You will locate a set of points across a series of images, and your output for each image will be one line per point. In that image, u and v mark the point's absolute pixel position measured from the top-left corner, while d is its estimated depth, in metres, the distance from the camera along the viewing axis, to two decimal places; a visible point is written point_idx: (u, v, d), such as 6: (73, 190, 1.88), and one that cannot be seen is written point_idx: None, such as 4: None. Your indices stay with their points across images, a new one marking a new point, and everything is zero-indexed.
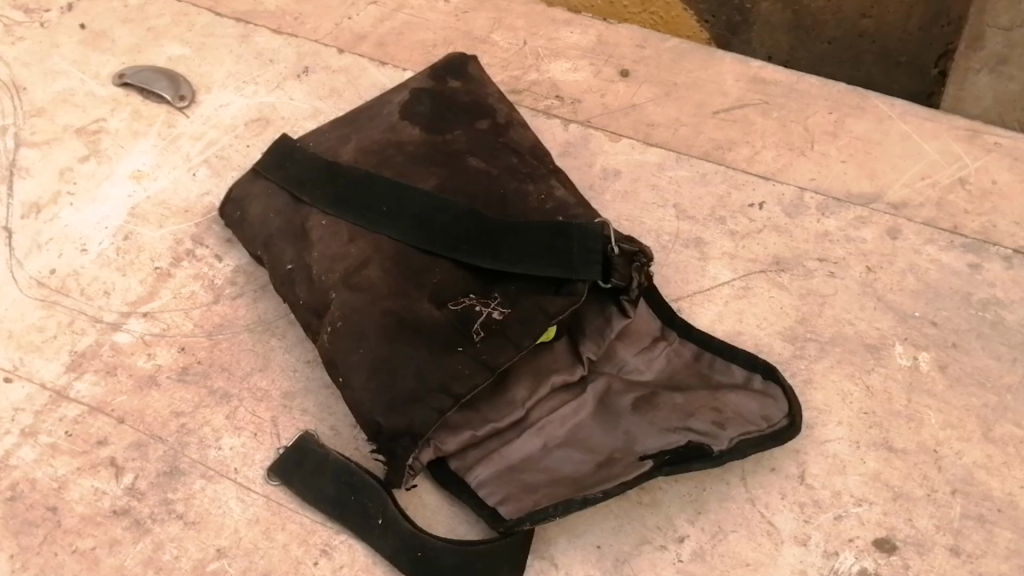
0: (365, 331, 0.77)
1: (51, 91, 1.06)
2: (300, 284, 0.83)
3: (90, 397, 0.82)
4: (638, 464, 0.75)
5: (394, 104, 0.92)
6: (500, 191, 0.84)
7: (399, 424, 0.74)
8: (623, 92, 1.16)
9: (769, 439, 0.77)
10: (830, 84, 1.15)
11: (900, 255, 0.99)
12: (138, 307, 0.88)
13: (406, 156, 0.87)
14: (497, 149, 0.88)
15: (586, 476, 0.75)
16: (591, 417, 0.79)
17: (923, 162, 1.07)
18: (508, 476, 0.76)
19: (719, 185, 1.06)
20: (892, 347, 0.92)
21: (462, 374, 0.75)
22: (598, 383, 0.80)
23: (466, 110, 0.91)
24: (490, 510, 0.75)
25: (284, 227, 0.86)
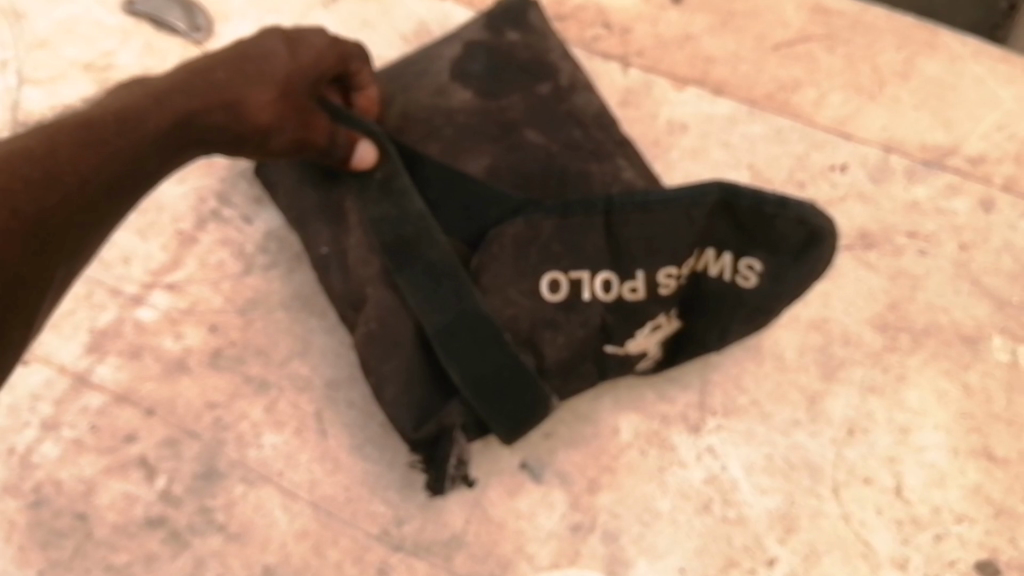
0: (402, 338, 0.70)
1: (55, 19, 0.95)
2: (336, 269, 0.75)
3: (115, 383, 0.74)
4: (591, 216, 0.70)
5: (444, 60, 0.82)
6: (559, 169, 0.76)
7: (431, 432, 0.70)
8: (677, 22, 1.03)
9: (775, 205, 0.66)
10: (896, 16, 1.03)
11: (995, 231, 0.90)
12: (162, 277, 0.78)
13: (455, 127, 0.78)
14: (559, 121, 0.79)
15: (528, 248, 0.71)
16: (581, 274, 0.71)
17: (1000, 111, 0.97)
18: (483, 329, 0.68)
19: (796, 144, 0.96)
20: (990, 339, 0.84)
21: (449, 303, 0.68)
22: (606, 275, 0.70)
23: (526, 68, 0.81)
24: (456, 356, 0.68)
25: (320, 200, 0.75)
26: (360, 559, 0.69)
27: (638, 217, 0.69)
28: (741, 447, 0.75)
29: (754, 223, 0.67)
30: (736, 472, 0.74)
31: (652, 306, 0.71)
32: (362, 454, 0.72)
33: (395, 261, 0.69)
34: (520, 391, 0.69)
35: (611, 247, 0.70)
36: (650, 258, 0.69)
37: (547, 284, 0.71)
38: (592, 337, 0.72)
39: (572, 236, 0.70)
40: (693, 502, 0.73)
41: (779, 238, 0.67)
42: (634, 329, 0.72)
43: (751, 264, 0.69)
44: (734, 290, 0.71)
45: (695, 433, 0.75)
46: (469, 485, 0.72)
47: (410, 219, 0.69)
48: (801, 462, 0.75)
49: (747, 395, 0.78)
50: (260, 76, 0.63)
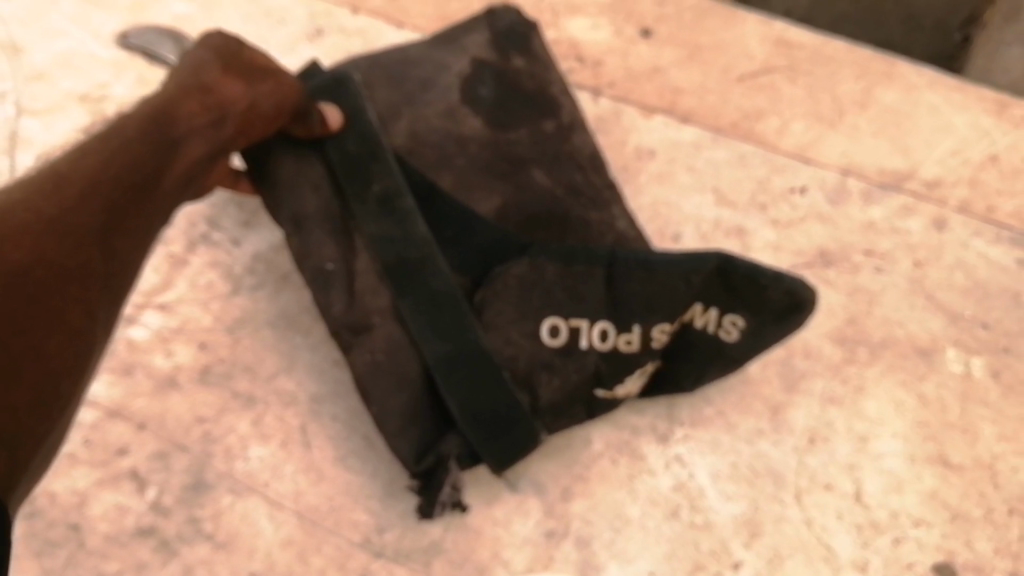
0: (409, 373, 0.72)
1: (52, 53, 0.98)
2: (337, 289, 0.74)
3: (108, 398, 0.76)
4: (595, 269, 0.74)
5: (453, 74, 0.84)
6: (563, 213, 0.80)
7: (431, 461, 0.72)
8: (645, 56, 1.08)
9: (772, 276, 0.73)
10: (855, 48, 1.09)
11: (947, 249, 0.95)
12: (153, 298, 0.81)
13: (468, 158, 0.81)
14: (561, 161, 0.83)
15: (531, 294, 0.74)
16: (580, 322, 0.74)
17: (954, 137, 1.03)
18: (484, 366, 0.71)
19: (758, 168, 1.00)
20: (943, 351, 0.89)
21: (452, 335, 0.71)
22: (603, 325, 0.74)
23: (531, 103, 0.85)
24: (456, 389, 0.71)
25: (324, 208, 0.75)
26: (343, 566, 0.72)
27: (641, 275, 0.73)
28: (708, 456, 0.78)
29: (749, 290, 0.74)
30: (703, 479, 0.77)
31: (643, 357, 0.75)
32: (344, 462, 0.75)
33: (400, 286, 0.73)
34: (516, 426, 0.72)
35: (610, 299, 0.74)
36: (651, 312, 0.73)
37: (547, 330, 0.73)
38: (585, 383, 0.75)
39: (575, 285, 0.74)
40: (662, 509, 0.76)
41: (765, 304, 0.74)
42: (624, 375, 0.75)
43: (735, 321, 0.75)
44: (715, 343, 0.76)
45: (663, 443, 0.79)
46: (461, 512, 0.74)
47: (415, 242, 0.73)
48: (765, 469, 0.78)
49: (713, 406, 0.81)
50: (198, 72, 0.64)
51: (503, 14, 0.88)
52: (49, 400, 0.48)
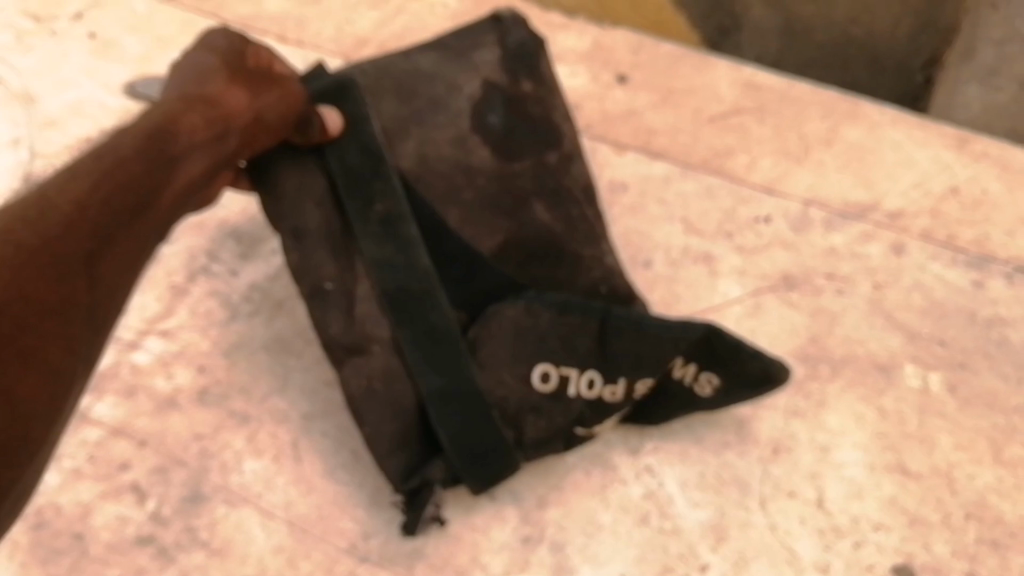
0: (404, 402, 0.76)
1: (64, 102, 1.05)
2: (335, 308, 0.76)
3: (112, 418, 0.81)
4: (588, 322, 0.78)
5: (464, 99, 0.77)
6: (558, 249, 0.79)
7: (416, 480, 0.77)
8: (621, 99, 1.14)
9: (755, 355, 0.78)
10: (822, 89, 1.15)
11: (906, 272, 1.01)
12: (155, 325, 0.85)
13: (476, 194, 0.77)
14: (562, 194, 0.80)
15: (525, 343, 0.77)
16: (570, 372, 0.78)
17: (916, 171, 1.08)
18: (473, 404, 0.76)
19: (725, 199, 1.06)
20: (902, 367, 0.93)
21: (446, 370, 0.76)
22: (591, 374, 0.78)
23: (538, 131, 0.79)
24: (448, 423, 0.76)
25: (324, 224, 0.74)
26: (331, 571, 0.75)
27: (633, 335, 0.77)
28: (676, 466, 0.83)
29: (729, 358, 0.78)
30: (672, 488, 0.82)
31: (623, 406, 0.79)
32: (332, 475, 0.79)
33: (399, 316, 0.75)
34: (496, 459, 0.77)
35: (600, 351, 0.78)
36: (637, 370, 0.77)
37: (538, 374, 0.77)
38: (567, 423, 0.79)
39: (569, 335, 0.77)
40: (632, 515, 0.80)
41: (742, 373, 0.79)
42: (603, 418, 0.80)
43: (711, 379, 0.80)
44: (689, 395, 0.81)
45: (634, 455, 0.83)
46: (441, 525, 0.78)
47: (416, 274, 0.74)
48: (731, 478, 0.83)
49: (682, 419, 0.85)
50: (197, 87, 0.63)
51: (518, 26, 0.79)
52: (12, 445, 0.46)
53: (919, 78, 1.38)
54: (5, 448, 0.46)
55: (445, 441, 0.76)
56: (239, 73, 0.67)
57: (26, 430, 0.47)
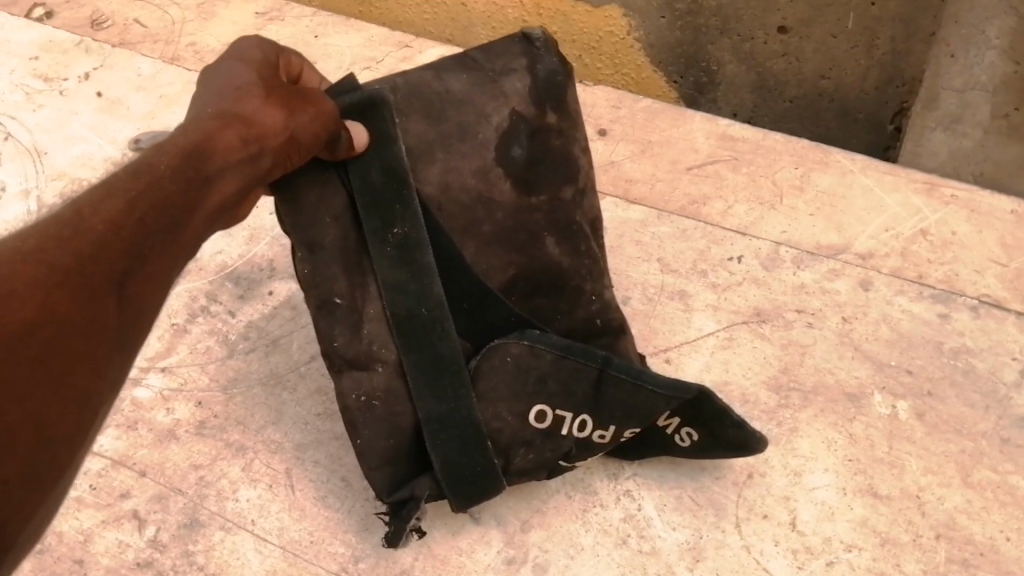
0: (401, 423, 0.79)
1: (71, 156, 1.20)
2: (342, 322, 0.76)
3: (114, 450, 0.87)
4: (588, 371, 0.80)
5: (489, 129, 0.77)
6: (564, 283, 0.82)
7: (403, 493, 0.80)
8: (602, 151, 1.23)
9: (740, 426, 0.82)
10: (794, 141, 1.22)
11: (873, 306, 1.05)
12: (156, 363, 0.93)
13: (494, 226, 0.78)
14: (574, 230, 0.82)
15: (526, 385, 0.79)
16: (564, 414, 0.81)
17: (887, 215, 1.13)
18: (471, 436, 0.79)
19: (698, 240, 1.11)
20: (871, 396, 0.97)
21: (447, 398, 0.78)
22: (583, 418, 0.81)
23: (557, 167, 0.80)
24: (444, 447, 0.78)
25: (340, 242, 0.74)
26: None
27: (630, 388, 0.80)
28: (654, 491, 0.87)
29: (714, 421, 0.82)
30: (650, 512, 0.86)
31: (606, 446, 0.84)
32: (323, 501, 0.83)
33: (408, 342, 0.77)
34: (483, 484, 0.81)
35: (594, 398, 0.80)
36: (627, 419, 0.81)
37: (534, 413, 0.81)
38: (554, 457, 0.83)
39: (568, 380, 0.80)
40: (612, 538, 0.84)
41: (722, 436, 0.83)
42: (586, 454, 0.84)
43: (690, 433, 0.84)
44: (669, 442, 0.85)
45: (614, 479, 0.88)
46: (420, 536, 0.81)
47: (429, 302, 0.76)
48: (706, 501, 0.87)
49: None
50: (235, 104, 0.65)
51: (548, 51, 0.78)
52: (40, 459, 0.49)
53: (890, 128, 1.36)
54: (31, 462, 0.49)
55: (438, 464, 0.79)
56: (278, 90, 0.68)
57: (53, 449, 0.50)
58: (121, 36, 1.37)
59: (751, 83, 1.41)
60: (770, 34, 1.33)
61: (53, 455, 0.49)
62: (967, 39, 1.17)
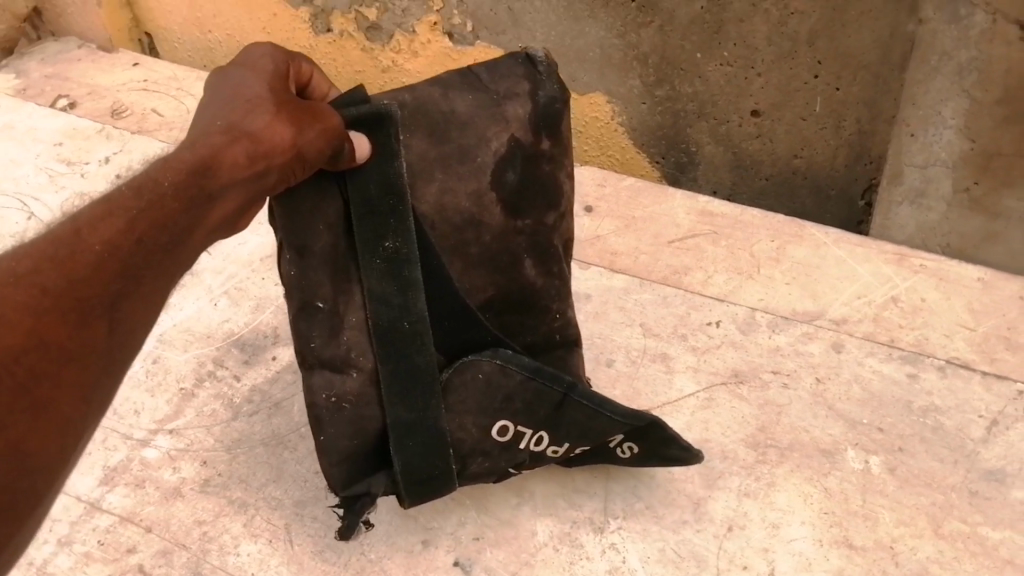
0: (370, 428, 0.85)
1: None
2: (321, 324, 0.81)
3: (122, 507, 0.94)
4: (551, 394, 0.87)
5: (489, 154, 0.84)
6: (535, 301, 0.89)
7: (359, 488, 0.87)
8: (588, 226, 1.30)
9: (682, 451, 0.91)
10: (771, 216, 1.29)
11: (845, 367, 1.10)
12: (164, 425, 1.01)
13: (481, 248, 0.85)
14: (550, 254, 0.89)
15: (491, 403, 0.87)
16: (524, 429, 0.88)
17: (858, 283, 1.20)
18: (432, 446, 0.85)
19: (679, 306, 1.17)
20: (845, 452, 1.01)
21: (417, 407, 0.84)
22: (540, 434, 0.89)
23: (545, 194, 0.87)
24: (406, 453, 0.85)
25: (330, 248, 0.79)
26: None
27: (589, 413, 0.88)
28: (638, 543, 0.92)
29: (658, 444, 0.91)
30: (634, 563, 0.90)
31: (553, 457, 0.92)
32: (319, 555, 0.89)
33: (386, 351, 0.82)
34: (435, 487, 0.88)
35: (552, 417, 0.88)
36: (581, 438, 0.90)
37: (497, 428, 0.88)
38: (506, 466, 0.91)
39: (532, 400, 0.87)
40: None
41: (662, 455, 0.92)
42: (535, 463, 0.92)
43: (632, 449, 0.92)
44: (610, 455, 0.93)
45: (598, 533, 0.92)
46: (369, 526, 0.90)
47: (411, 315, 0.82)
48: (689, 554, 0.91)
49: (643, 500, 0.95)
50: (242, 119, 0.70)
51: (550, 78, 0.85)
52: (20, 482, 0.57)
53: (861, 204, 1.41)
54: (14, 486, 0.57)
55: (397, 468, 0.85)
56: (285, 104, 0.73)
57: (34, 475, 0.58)
58: (139, 125, 1.47)
59: (729, 162, 1.45)
60: (744, 118, 1.38)
61: (33, 479, 0.58)
62: (924, 121, 1.23)
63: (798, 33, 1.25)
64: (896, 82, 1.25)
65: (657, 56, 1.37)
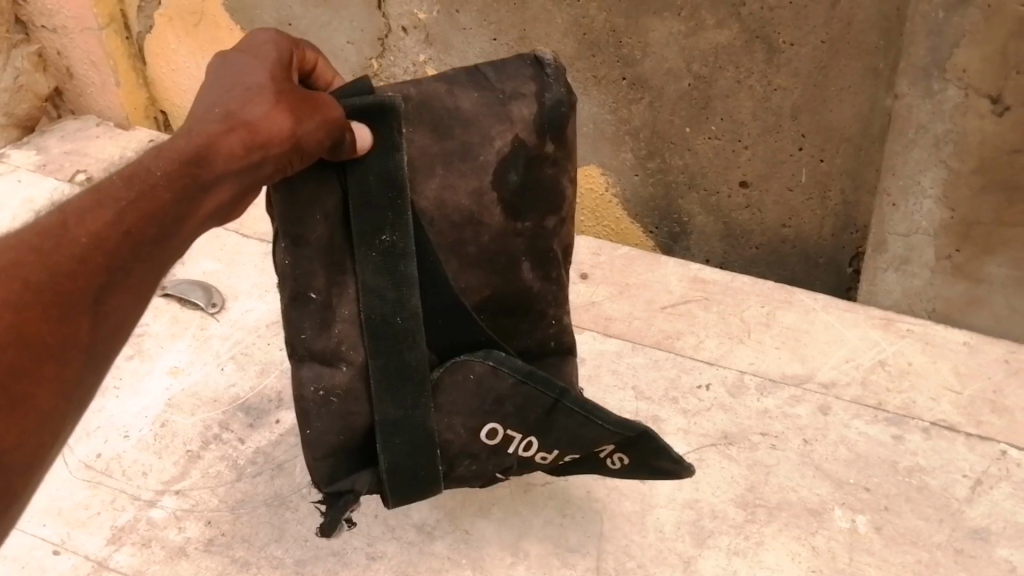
0: (357, 423, 0.88)
1: None
2: (312, 316, 0.84)
3: (128, 566, 0.97)
4: (542, 398, 0.90)
5: (493, 152, 0.86)
6: (529, 306, 0.93)
7: (344, 484, 0.90)
8: (583, 292, 1.34)
9: (674, 463, 0.93)
10: (760, 282, 1.34)
11: (832, 429, 1.13)
12: (171, 486, 1.05)
13: (479, 247, 0.88)
14: (546, 259, 0.92)
15: (482, 405, 0.90)
16: (513, 433, 0.91)
17: (847, 347, 1.24)
18: (418, 445, 0.89)
19: (670, 369, 1.21)
20: (832, 511, 1.04)
21: (405, 406, 0.87)
22: (529, 438, 0.92)
23: (546, 199, 0.90)
24: (393, 451, 0.88)
25: (326, 239, 0.82)
26: None
27: (579, 419, 0.90)
28: None
29: (650, 455, 0.92)
30: None
31: (543, 462, 0.95)
32: None
33: (378, 346, 0.85)
34: (421, 488, 0.91)
35: (542, 421, 0.91)
36: (571, 445, 0.92)
37: (486, 430, 0.91)
38: (494, 468, 0.95)
39: (523, 403, 0.90)
40: None
41: (653, 466, 0.94)
42: (524, 465, 0.96)
43: (624, 459, 0.94)
44: (601, 465, 0.96)
45: None
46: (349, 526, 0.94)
47: (405, 310, 0.84)
48: None
49: (635, 559, 0.99)
50: (241, 112, 0.74)
51: (557, 81, 0.88)
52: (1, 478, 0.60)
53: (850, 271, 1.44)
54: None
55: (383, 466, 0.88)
56: (286, 97, 0.77)
57: (12, 470, 0.61)
58: None
59: (720, 231, 1.50)
60: (733, 189, 1.43)
61: (12, 474, 0.61)
62: (906, 190, 1.26)
63: (782, 107, 1.31)
64: (877, 154, 1.30)
65: (647, 130, 1.43)
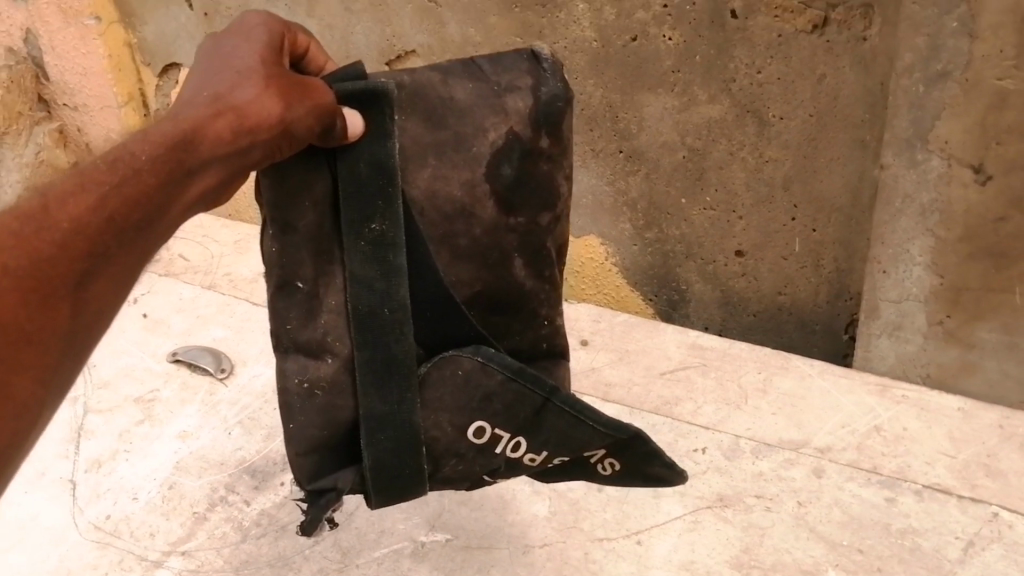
0: (343, 420, 0.85)
1: (116, 367, 1.35)
2: (298, 305, 0.83)
3: None
4: (533, 396, 0.88)
5: (484, 146, 0.84)
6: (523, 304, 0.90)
7: (325, 483, 0.87)
8: (583, 358, 1.38)
9: (664, 465, 0.94)
10: (756, 349, 1.37)
11: (826, 491, 1.15)
12: (177, 546, 1.08)
13: (470, 240, 0.85)
14: (541, 254, 0.89)
15: (468, 403, 0.87)
16: (500, 433, 0.89)
17: (842, 413, 1.26)
18: (403, 442, 0.86)
19: (666, 434, 1.24)
20: (825, 572, 1.06)
21: (391, 401, 0.84)
22: (516, 439, 0.90)
23: (539, 192, 0.87)
24: (377, 446, 0.85)
25: (314, 226, 0.81)
26: None
27: (569, 419, 0.88)
28: None
29: (641, 459, 0.94)
30: None
31: (530, 463, 0.93)
32: None
33: (365, 338, 0.83)
34: (406, 487, 0.88)
35: (531, 420, 0.89)
36: (560, 446, 0.91)
37: (473, 428, 0.88)
38: (480, 469, 0.92)
39: (512, 403, 0.88)
40: None
41: (643, 471, 0.96)
42: (511, 468, 0.93)
43: (614, 463, 0.95)
44: (592, 471, 0.97)
45: None
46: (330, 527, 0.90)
47: (393, 304, 0.82)
48: None
49: None
50: (230, 98, 0.74)
51: (553, 75, 0.86)
52: None
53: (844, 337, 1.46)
54: None
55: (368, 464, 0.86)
56: (276, 84, 0.76)
57: None
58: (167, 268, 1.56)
59: (718, 298, 1.54)
60: (729, 258, 1.47)
61: None
62: (895, 258, 1.28)
63: (773, 178, 1.35)
64: (867, 222, 1.33)
65: (644, 201, 1.47)
